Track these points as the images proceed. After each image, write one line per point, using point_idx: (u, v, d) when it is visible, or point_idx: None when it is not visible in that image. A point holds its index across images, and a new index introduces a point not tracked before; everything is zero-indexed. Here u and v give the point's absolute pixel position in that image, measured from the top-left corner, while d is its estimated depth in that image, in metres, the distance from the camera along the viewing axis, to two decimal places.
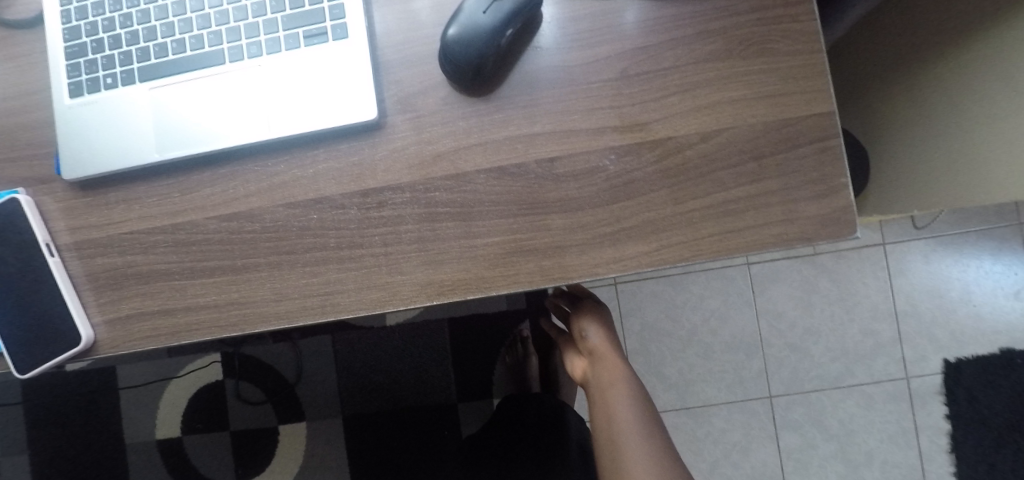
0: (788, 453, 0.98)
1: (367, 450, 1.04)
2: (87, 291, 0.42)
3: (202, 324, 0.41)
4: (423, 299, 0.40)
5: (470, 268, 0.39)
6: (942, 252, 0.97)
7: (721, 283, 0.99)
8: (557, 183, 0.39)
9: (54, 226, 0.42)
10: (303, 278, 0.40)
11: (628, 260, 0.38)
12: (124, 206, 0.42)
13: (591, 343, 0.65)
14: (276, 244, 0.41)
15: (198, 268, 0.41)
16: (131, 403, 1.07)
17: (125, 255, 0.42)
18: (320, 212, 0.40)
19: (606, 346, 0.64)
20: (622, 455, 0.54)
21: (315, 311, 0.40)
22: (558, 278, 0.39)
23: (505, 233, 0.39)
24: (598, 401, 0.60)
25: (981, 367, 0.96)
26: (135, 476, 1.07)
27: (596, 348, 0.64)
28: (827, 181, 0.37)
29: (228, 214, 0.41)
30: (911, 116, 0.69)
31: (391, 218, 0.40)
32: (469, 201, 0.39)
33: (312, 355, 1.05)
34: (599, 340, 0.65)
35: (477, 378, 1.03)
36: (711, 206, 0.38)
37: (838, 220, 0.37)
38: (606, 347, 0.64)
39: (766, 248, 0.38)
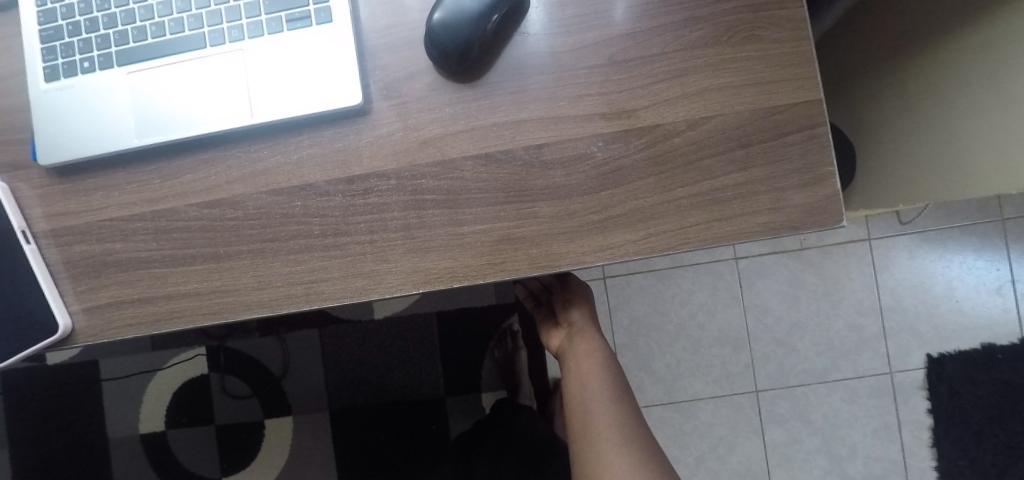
0: (773, 447, 0.99)
1: (354, 444, 1.04)
2: (64, 279, 0.41)
3: (184, 312, 0.40)
4: (409, 287, 0.39)
5: (457, 256, 0.39)
6: (926, 248, 0.99)
7: (709, 278, 1.00)
8: (544, 171, 0.39)
9: (30, 213, 0.41)
10: (287, 266, 0.40)
11: (615, 249, 0.38)
12: (102, 192, 0.41)
13: (573, 318, 0.71)
14: (259, 230, 0.40)
15: (180, 255, 0.41)
16: (114, 398, 1.06)
17: (104, 242, 0.41)
18: (304, 199, 0.40)
19: (584, 322, 0.71)
20: (592, 422, 0.58)
21: (299, 299, 0.40)
22: (545, 267, 0.38)
23: (492, 220, 0.39)
24: (572, 370, 0.65)
25: (963, 363, 0.98)
26: (119, 471, 1.06)
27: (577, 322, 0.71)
28: (814, 169, 0.37)
29: (210, 200, 0.40)
30: (897, 112, 0.70)
31: (377, 205, 0.39)
32: (455, 188, 0.39)
33: (299, 349, 1.04)
34: (579, 315, 0.71)
35: (465, 371, 1.03)
36: (698, 194, 0.38)
37: (824, 208, 0.37)
38: (584, 322, 0.71)
39: (754, 237, 0.38)
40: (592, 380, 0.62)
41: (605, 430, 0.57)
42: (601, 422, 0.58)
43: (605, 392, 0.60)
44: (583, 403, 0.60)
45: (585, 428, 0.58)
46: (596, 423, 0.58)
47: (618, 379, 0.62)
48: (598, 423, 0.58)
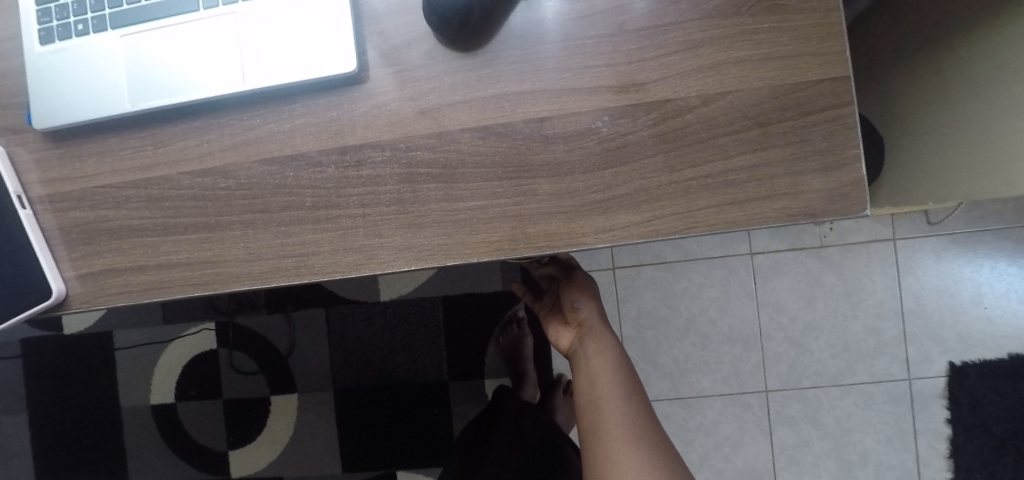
0: (781, 449, 0.96)
1: (357, 424, 1.04)
2: (59, 245, 0.41)
3: (175, 281, 0.40)
4: (400, 264, 0.38)
5: (451, 234, 0.37)
6: (954, 250, 0.94)
7: (723, 272, 0.97)
8: (546, 147, 0.37)
9: (26, 178, 0.41)
10: (278, 238, 0.39)
11: (618, 231, 0.36)
12: (96, 158, 0.40)
13: (581, 316, 0.69)
14: (251, 201, 0.39)
15: (172, 224, 0.40)
16: (126, 369, 1.08)
17: (97, 209, 0.40)
18: (296, 169, 0.39)
19: (592, 318, 0.69)
20: (602, 421, 0.58)
21: (290, 273, 0.39)
22: (542, 248, 0.37)
23: (489, 197, 0.37)
24: (583, 369, 0.64)
25: (987, 373, 0.93)
26: (130, 439, 1.08)
27: (585, 320, 0.69)
28: (837, 153, 0.34)
29: (202, 169, 0.39)
30: (931, 105, 0.66)
31: (370, 177, 0.38)
32: (452, 162, 0.37)
33: (306, 328, 1.05)
34: (587, 312, 0.69)
35: (469, 357, 1.02)
36: (710, 175, 0.35)
37: (846, 196, 0.34)
38: (593, 319, 0.69)
39: (768, 224, 0.35)
40: (602, 378, 0.61)
41: (616, 429, 0.57)
42: (611, 421, 0.57)
43: (616, 390, 0.60)
44: (595, 404, 0.59)
45: (596, 427, 0.58)
46: (606, 421, 0.58)
47: (628, 376, 0.62)
48: (609, 422, 0.58)
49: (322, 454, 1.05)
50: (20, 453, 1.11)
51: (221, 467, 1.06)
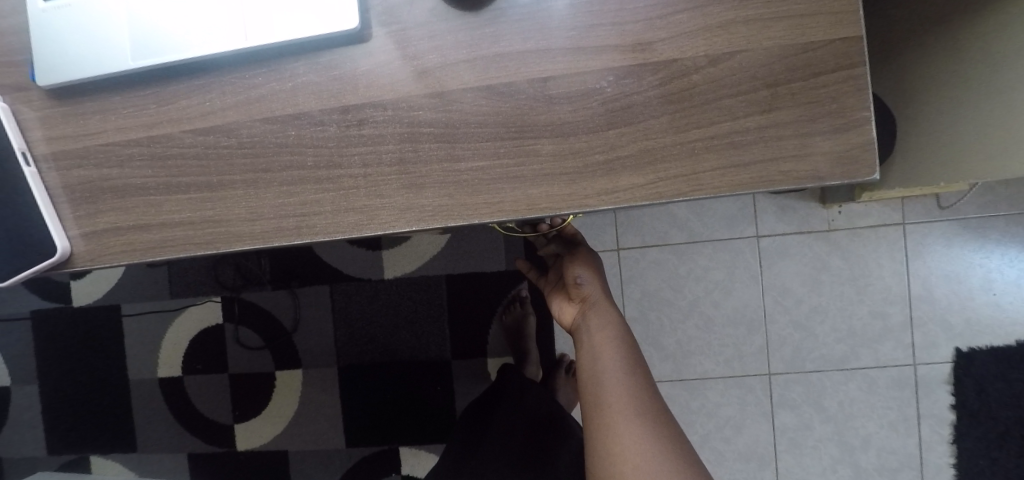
0: (782, 432, 0.96)
1: (360, 400, 1.05)
2: (64, 203, 0.41)
3: (178, 240, 0.40)
4: (402, 224, 0.38)
5: (452, 194, 0.37)
6: (965, 236, 0.92)
7: (728, 255, 0.96)
8: (548, 107, 0.36)
9: (30, 135, 0.41)
10: (280, 198, 0.39)
11: (621, 193, 0.36)
12: (99, 116, 0.40)
13: (584, 291, 0.69)
14: (253, 160, 0.39)
15: (174, 183, 0.40)
16: (134, 342, 1.09)
17: (100, 168, 0.41)
18: (298, 128, 0.39)
19: (596, 293, 0.69)
20: (604, 393, 0.58)
21: (291, 233, 0.39)
22: (544, 210, 0.36)
23: (491, 157, 0.37)
24: (585, 343, 0.64)
25: (995, 360, 0.92)
26: (138, 411, 1.10)
27: (589, 295, 0.69)
28: (846, 114, 0.34)
29: (204, 127, 0.39)
30: (948, 82, 0.64)
31: (372, 137, 0.38)
32: (454, 121, 0.37)
33: (310, 305, 1.05)
34: (590, 286, 0.69)
35: (472, 336, 1.02)
36: (715, 136, 0.35)
37: (855, 159, 0.34)
38: (596, 294, 0.69)
39: (774, 186, 0.35)
40: (604, 352, 0.61)
41: (617, 402, 0.57)
42: (613, 394, 0.58)
43: (618, 364, 0.60)
44: (597, 377, 0.60)
45: (597, 400, 0.58)
46: (608, 394, 0.58)
47: (631, 351, 0.62)
48: (611, 394, 0.58)
49: (326, 429, 1.06)
50: (31, 423, 1.13)
51: (226, 440, 1.08)
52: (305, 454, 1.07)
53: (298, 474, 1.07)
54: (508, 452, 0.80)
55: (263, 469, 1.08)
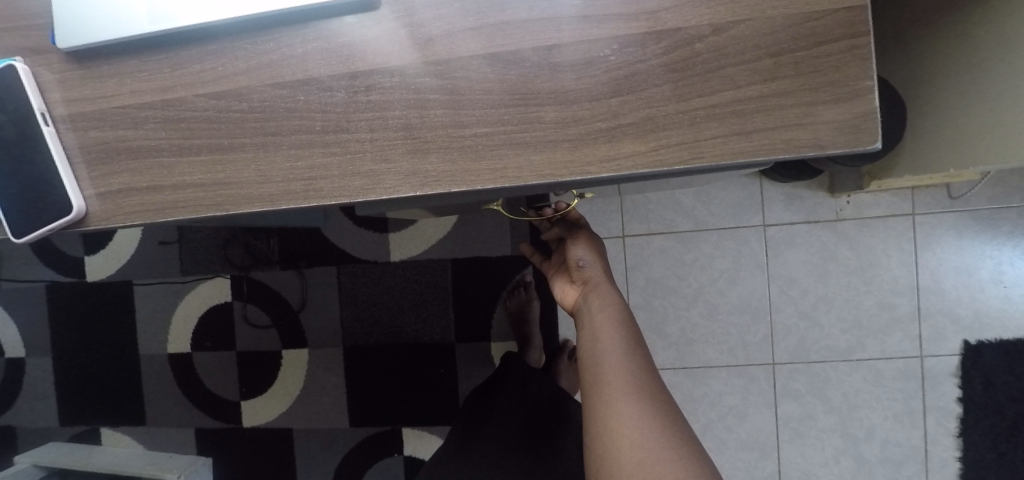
0: (785, 422, 0.96)
1: (365, 381, 1.06)
2: (81, 164, 0.42)
3: (189, 202, 0.41)
4: (407, 189, 0.38)
5: (456, 160, 0.38)
6: (976, 228, 0.91)
7: (734, 244, 0.96)
8: (553, 74, 0.37)
9: (50, 97, 0.42)
10: (289, 161, 0.40)
11: (623, 160, 0.36)
12: (116, 80, 0.41)
13: (585, 273, 0.70)
14: (263, 124, 0.40)
15: (186, 146, 0.41)
16: (146, 318, 1.11)
17: (116, 129, 0.42)
18: (307, 94, 0.39)
19: (598, 276, 0.70)
20: (603, 373, 0.59)
21: (298, 196, 0.40)
22: (547, 177, 0.37)
23: (495, 124, 0.37)
24: (586, 325, 0.65)
25: (1004, 353, 0.91)
26: (148, 385, 1.13)
27: (590, 278, 0.70)
28: (848, 84, 0.34)
29: (217, 92, 0.40)
30: (964, 67, 0.64)
31: (379, 103, 0.39)
32: (459, 88, 0.38)
33: (317, 285, 1.07)
34: (592, 270, 0.70)
35: (476, 319, 1.03)
36: (717, 105, 0.35)
37: (856, 128, 0.34)
38: (598, 277, 0.70)
39: (775, 155, 0.35)
40: (605, 333, 0.63)
41: (615, 381, 0.58)
42: (611, 373, 0.58)
43: (618, 346, 0.61)
44: (596, 357, 0.61)
45: (596, 379, 0.59)
46: (606, 373, 0.59)
47: (631, 332, 0.63)
48: (610, 373, 0.58)
49: (330, 409, 1.08)
50: (45, 395, 1.16)
51: (233, 416, 1.10)
52: (309, 433, 1.08)
53: (302, 452, 1.09)
54: (507, 434, 0.80)
55: (268, 446, 1.10)
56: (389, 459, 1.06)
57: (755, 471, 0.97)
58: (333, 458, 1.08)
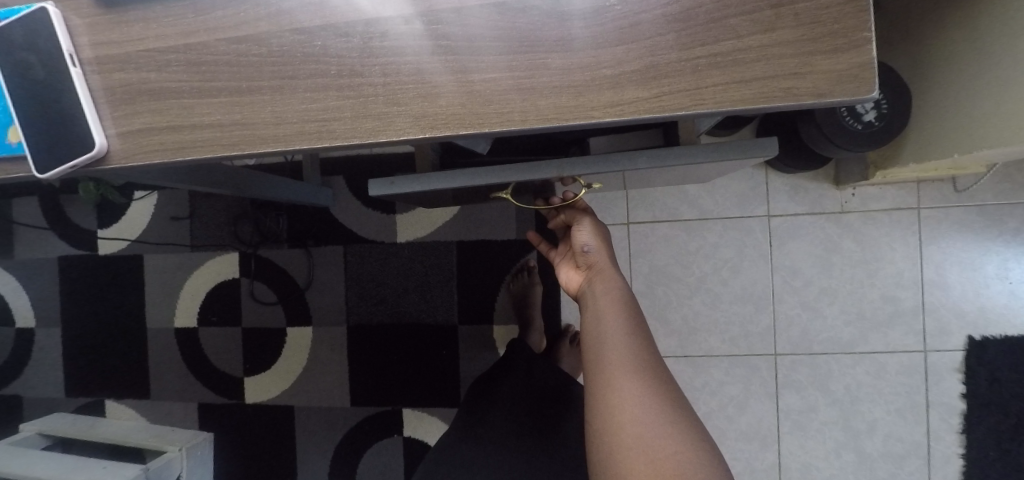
0: (786, 413, 0.96)
1: (367, 361, 1.07)
2: (104, 104, 0.44)
3: (205, 141, 0.42)
4: (416, 132, 0.40)
5: (465, 104, 0.39)
6: (982, 223, 0.91)
7: (737, 234, 0.97)
8: (560, 23, 0.38)
9: (79, 41, 0.44)
10: (303, 104, 0.41)
11: (626, 106, 0.38)
12: (142, 24, 0.43)
13: (591, 258, 0.71)
14: (281, 67, 0.42)
15: (206, 88, 0.42)
16: (155, 291, 1.13)
17: (140, 71, 0.43)
18: (324, 40, 0.41)
19: (603, 260, 0.71)
20: (605, 354, 0.58)
21: (312, 137, 0.41)
22: (552, 120, 0.39)
23: (504, 70, 0.39)
24: (590, 307, 0.65)
25: (1009, 349, 0.91)
26: (155, 358, 1.14)
27: (595, 263, 0.71)
28: (847, 35, 0.36)
29: (239, 37, 0.42)
30: (967, 55, 0.65)
31: (392, 49, 0.40)
32: (470, 36, 0.39)
33: (324, 264, 1.08)
34: (597, 255, 0.71)
35: (479, 301, 1.04)
36: (719, 54, 0.37)
37: (854, 77, 0.35)
38: (603, 262, 0.70)
39: (774, 102, 0.36)
40: (608, 315, 0.62)
41: (618, 361, 0.57)
42: (614, 354, 0.57)
43: (622, 328, 0.60)
44: (599, 338, 0.60)
45: (598, 358, 0.58)
46: (608, 353, 0.58)
47: (635, 316, 0.62)
48: (612, 353, 0.58)
49: (332, 387, 1.09)
50: (54, 366, 1.18)
51: (236, 392, 1.11)
52: (310, 411, 1.09)
53: (303, 430, 1.10)
54: (511, 422, 0.81)
55: (270, 422, 1.11)
56: (389, 440, 1.07)
57: (755, 462, 0.97)
58: (333, 436, 1.08)
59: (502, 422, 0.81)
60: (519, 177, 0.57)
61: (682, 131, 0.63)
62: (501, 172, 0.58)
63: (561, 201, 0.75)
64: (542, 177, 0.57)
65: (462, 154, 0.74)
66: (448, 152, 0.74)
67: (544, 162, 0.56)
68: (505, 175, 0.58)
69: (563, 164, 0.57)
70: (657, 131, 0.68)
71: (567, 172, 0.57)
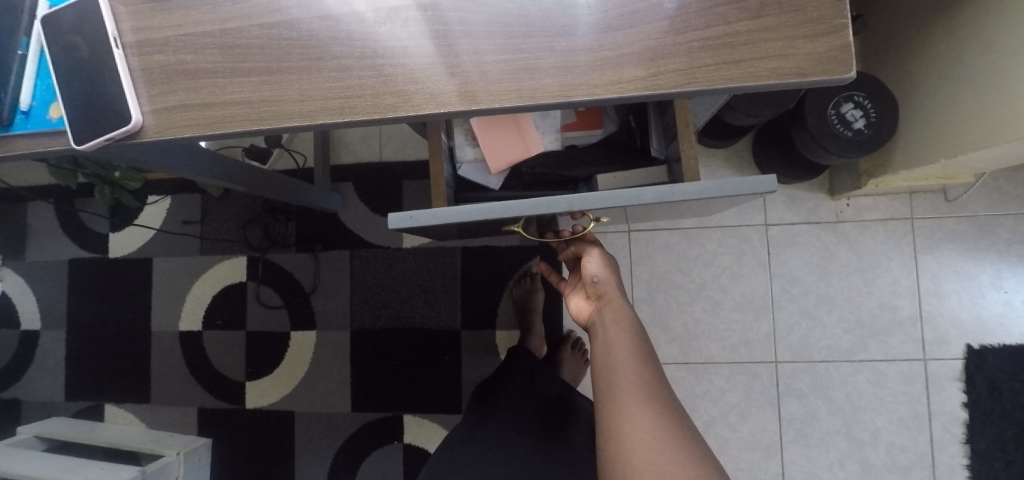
0: (788, 422, 0.96)
1: (368, 366, 1.08)
2: (142, 83, 0.47)
3: (235, 117, 0.45)
4: (432, 107, 0.43)
5: (480, 82, 0.43)
6: (975, 233, 0.94)
7: (736, 242, 0.99)
8: (567, 11, 0.42)
9: (122, 26, 0.48)
10: (328, 82, 0.45)
11: (625, 84, 0.41)
12: (183, 12, 0.47)
13: (600, 286, 0.69)
14: (308, 50, 0.45)
15: (239, 68, 0.46)
16: (162, 294, 1.15)
17: (177, 54, 0.47)
18: (349, 25, 0.45)
19: (612, 290, 0.68)
20: (616, 380, 0.57)
21: (333, 112, 0.44)
22: (559, 97, 0.42)
23: (514, 52, 0.42)
24: (599, 335, 0.64)
25: (1007, 357, 0.91)
26: (157, 361, 1.15)
27: (605, 293, 0.68)
28: (827, 21, 0.39)
29: (271, 22, 0.46)
30: (950, 64, 0.69)
31: (412, 33, 0.44)
32: (485, 22, 0.43)
33: (330, 269, 1.10)
34: (607, 284, 0.68)
35: (481, 307, 1.06)
36: (710, 38, 0.40)
37: (833, 59, 0.39)
38: (612, 291, 0.68)
39: (761, 81, 0.39)
40: (618, 341, 0.61)
41: (629, 386, 0.56)
42: (625, 379, 0.57)
43: (632, 355, 0.59)
44: (609, 365, 0.59)
45: (607, 383, 0.58)
46: (619, 380, 0.57)
47: (643, 343, 0.61)
48: (623, 379, 0.57)
49: (334, 392, 1.09)
50: (55, 369, 1.18)
51: (237, 397, 1.11)
52: (311, 417, 1.09)
53: (303, 436, 1.09)
54: (514, 443, 0.79)
55: (270, 428, 1.10)
56: (388, 447, 1.06)
57: (758, 472, 0.96)
58: (333, 443, 1.08)
59: (506, 445, 0.78)
60: (527, 213, 0.50)
61: (684, 169, 0.59)
62: (510, 207, 0.51)
63: (569, 233, 0.72)
64: (556, 210, 0.49)
65: (473, 189, 0.71)
66: (460, 187, 0.71)
67: (554, 198, 0.49)
68: (510, 211, 0.51)
69: (573, 199, 0.50)
70: (661, 168, 0.66)
71: (578, 208, 0.50)
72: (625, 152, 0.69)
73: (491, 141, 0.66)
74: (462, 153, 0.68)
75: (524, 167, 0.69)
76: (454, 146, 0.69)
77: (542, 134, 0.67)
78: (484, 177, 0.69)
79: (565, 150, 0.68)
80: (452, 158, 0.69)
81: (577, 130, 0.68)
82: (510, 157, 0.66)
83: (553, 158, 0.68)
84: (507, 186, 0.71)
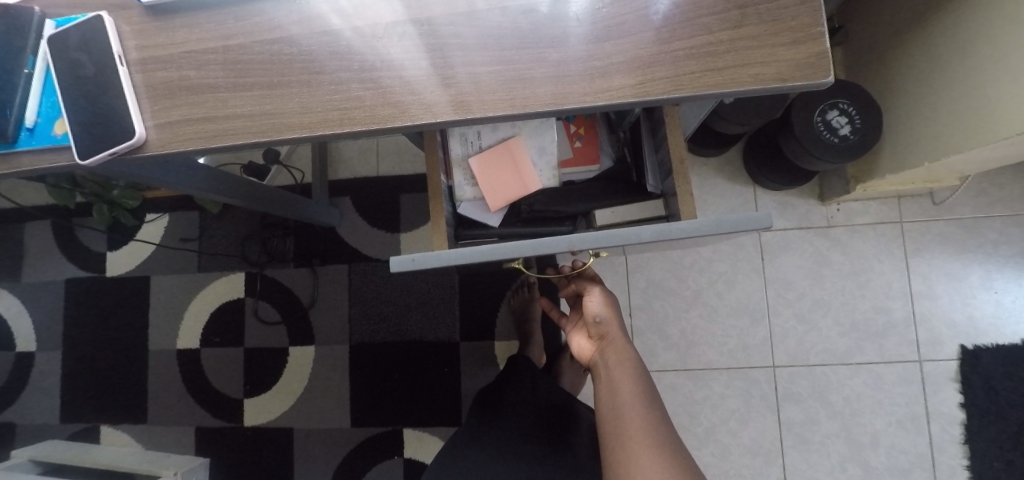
0: (788, 426, 0.96)
1: (367, 380, 1.08)
2: (145, 99, 0.48)
3: (237, 129, 0.46)
4: (429, 117, 0.44)
5: (475, 93, 0.44)
6: (963, 235, 0.96)
7: (730, 248, 1.00)
8: (558, 23, 0.44)
9: (126, 45, 0.49)
10: (327, 95, 0.46)
11: (614, 92, 0.42)
12: (186, 30, 0.48)
13: (602, 327, 0.68)
14: (308, 65, 0.47)
15: (241, 83, 0.47)
16: (159, 312, 1.15)
17: (181, 70, 0.48)
18: (348, 40, 0.46)
19: (614, 329, 0.68)
20: (624, 428, 0.58)
21: (333, 123, 0.45)
22: (552, 104, 0.43)
23: (507, 63, 0.44)
24: (603, 378, 0.64)
25: (1000, 356, 0.93)
26: (155, 380, 1.14)
27: (607, 333, 0.67)
28: (804, 29, 0.41)
29: (273, 39, 0.47)
30: (930, 70, 0.72)
31: (408, 47, 0.45)
32: (479, 34, 0.45)
33: (328, 283, 1.11)
34: (609, 324, 0.67)
35: (480, 318, 1.06)
36: (695, 47, 0.42)
37: (812, 65, 0.41)
38: (614, 331, 0.68)
39: (745, 87, 0.41)
40: (623, 386, 0.61)
41: (638, 433, 0.57)
42: (633, 426, 0.58)
43: (638, 400, 0.60)
44: (616, 412, 0.60)
45: (616, 430, 0.58)
46: (627, 427, 0.58)
47: (649, 387, 0.61)
48: (631, 426, 0.58)
49: (333, 407, 1.08)
50: (51, 391, 1.17)
51: (235, 415, 1.10)
52: (310, 433, 1.08)
53: (302, 452, 1.08)
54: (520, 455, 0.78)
55: (268, 445, 1.09)
56: (389, 462, 1.05)
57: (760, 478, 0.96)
58: (332, 458, 1.07)
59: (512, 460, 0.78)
60: (524, 254, 0.47)
61: (683, 205, 0.61)
62: (506, 249, 0.47)
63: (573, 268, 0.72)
64: (556, 247, 0.46)
65: (473, 225, 0.72)
66: (461, 224, 0.72)
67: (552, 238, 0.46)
68: (507, 253, 0.47)
69: (572, 238, 0.47)
70: (659, 202, 0.66)
71: (578, 247, 0.47)
72: (622, 186, 0.70)
73: (491, 180, 0.67)
74: (461, 191, 0.69)
75: (524, 205, 0.71)
76: (453, 186, 0.70)
77: (539, 171, 0.67)
78: (484, 215, 0.70)
79: (564, 186, 0.70)
80: (452, 197, 0.69)
81: (574, 166, 0.70)
82: (509, 194, 0.67)
83: (551, 195, 0.70)
84: (507, 221, 0.73)
